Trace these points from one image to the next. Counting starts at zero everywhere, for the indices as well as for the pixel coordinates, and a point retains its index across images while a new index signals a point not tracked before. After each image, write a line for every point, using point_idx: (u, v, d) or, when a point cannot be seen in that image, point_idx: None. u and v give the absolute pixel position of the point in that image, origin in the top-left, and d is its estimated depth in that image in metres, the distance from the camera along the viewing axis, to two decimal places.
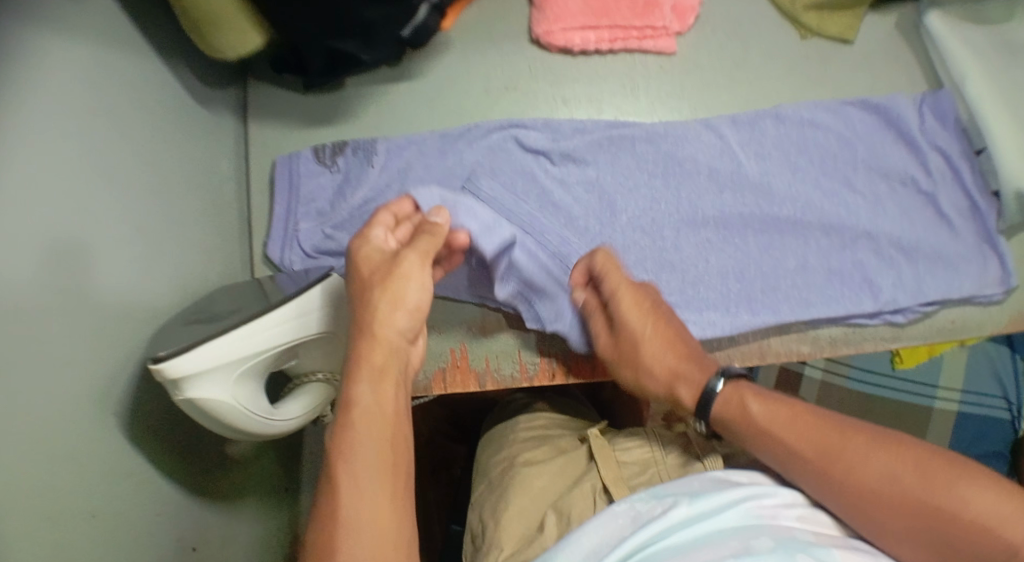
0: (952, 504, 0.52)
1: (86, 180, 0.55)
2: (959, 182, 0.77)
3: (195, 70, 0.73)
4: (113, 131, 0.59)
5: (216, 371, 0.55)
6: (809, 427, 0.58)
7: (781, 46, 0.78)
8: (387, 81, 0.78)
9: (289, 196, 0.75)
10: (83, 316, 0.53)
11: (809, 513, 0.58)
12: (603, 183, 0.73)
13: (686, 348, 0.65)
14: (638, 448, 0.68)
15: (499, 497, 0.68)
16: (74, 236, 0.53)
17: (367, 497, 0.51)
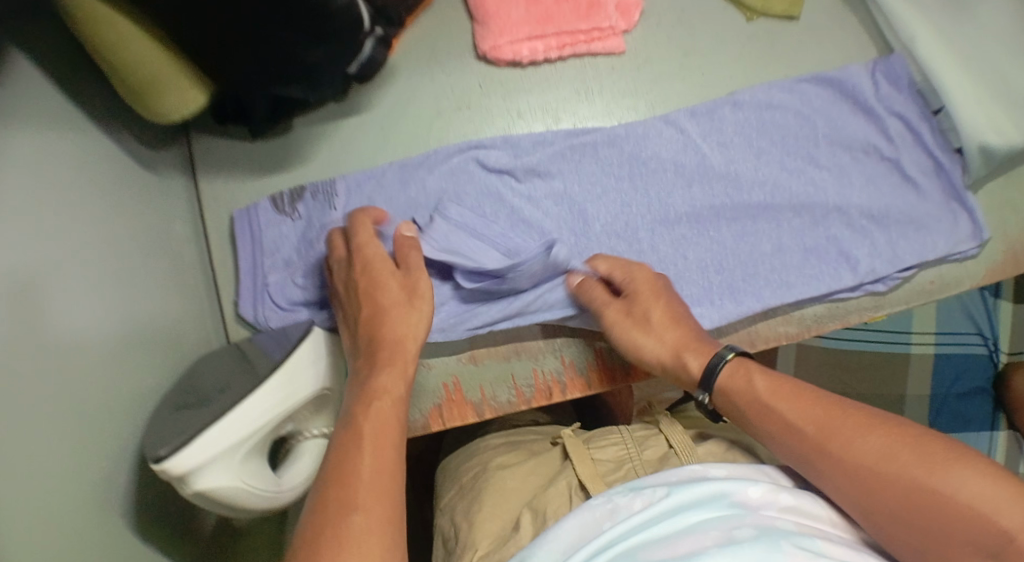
0: (943, 486, 0.46)
1: (41, 277, 0.52)
2: (920, 143, 0.77)
3: (134, 135, 0.69)
4: (60, 217, 0.55)
5: (218, 459, 0.55)
6: (809, 404, 0.53)
7: (729, 30, 0.77)
8: (334, 117, 0.75)
9: (252, 249, 0.73)
10: (56, 422, 0.50)
11: (795, 504, 0.51)
12: (572, 194, 0.72)
13: (694, 329, 0.64)
14: (613, 446, 0.66)
15: (471, 504, 0.66)
16: (37, 339, 0.50)
17: (386, 452, 0.52)
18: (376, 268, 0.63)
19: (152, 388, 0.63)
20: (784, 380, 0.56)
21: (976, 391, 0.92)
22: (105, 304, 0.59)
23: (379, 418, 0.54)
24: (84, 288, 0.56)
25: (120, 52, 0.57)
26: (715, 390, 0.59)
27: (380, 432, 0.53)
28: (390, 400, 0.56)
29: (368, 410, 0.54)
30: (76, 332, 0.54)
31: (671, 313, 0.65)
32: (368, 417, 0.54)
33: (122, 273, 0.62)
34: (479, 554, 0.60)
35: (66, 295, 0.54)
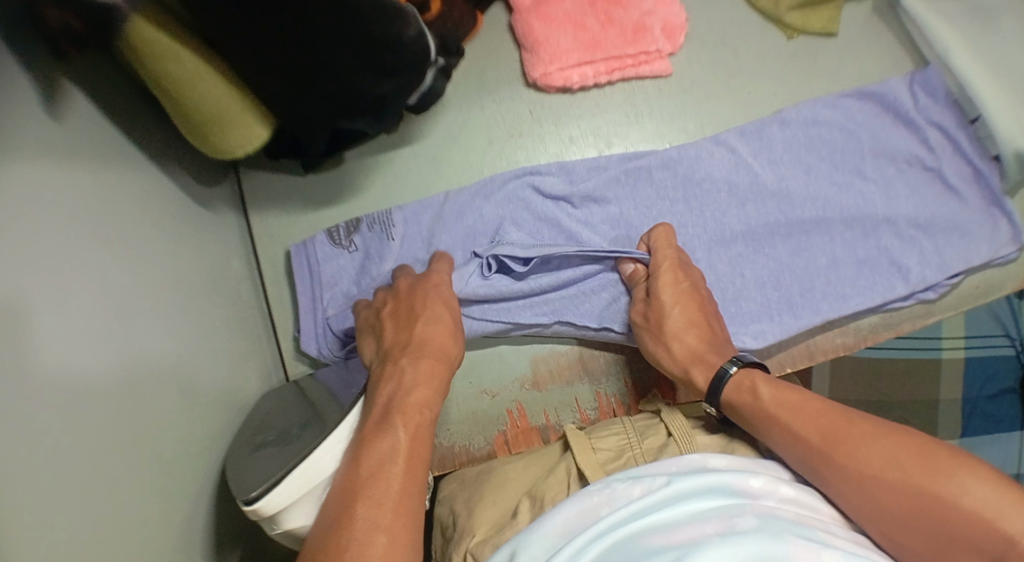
0: (948, 490, 0.48)
1: (107, 327, 0.51)
2: (960, 151, 0.78)
3: (192, 175, 0.69)
4: (123, 264, 0.55)
5: (308, 497, 0.54)
6: (819, 413, 0.55)
7: (770, 49, 0.78)
8: (387, 148, 0.76)
9: (311, 284, 0.73)
10: (123, 469, 0.50)
11: (795, 496, 0.53)
12: (628, 217, 0.73)
13: (709, 333, 0.65)
14: (614, 435, 0.63)
15: (472, 494, 0.64)
16: (101, 387, 0.49)
17: (413, 473, 0.53)
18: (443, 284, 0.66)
19: (219, 429, 0.63)
20: (797, 392, 0.57)
21: (1006, 391, 0.82)
22: (172, 347, 0.59)
23: (413, 434, 0.54)
24: (148, 332, 0.56)
25: (195, 92, 0.57)
26: (719, 401, 0.61)
27: (412, 447, 0.54)
28: (424, 414, 0.56)
29: (405, 420, 0.55)
30: (141, 377, 0.54)
31: (687, 320, 0.65)
32: (405, 429, 0.54)
33: (183, 313, 0.62)
34: (475, 540, 0.58)
35: (131, 338, 0.54)
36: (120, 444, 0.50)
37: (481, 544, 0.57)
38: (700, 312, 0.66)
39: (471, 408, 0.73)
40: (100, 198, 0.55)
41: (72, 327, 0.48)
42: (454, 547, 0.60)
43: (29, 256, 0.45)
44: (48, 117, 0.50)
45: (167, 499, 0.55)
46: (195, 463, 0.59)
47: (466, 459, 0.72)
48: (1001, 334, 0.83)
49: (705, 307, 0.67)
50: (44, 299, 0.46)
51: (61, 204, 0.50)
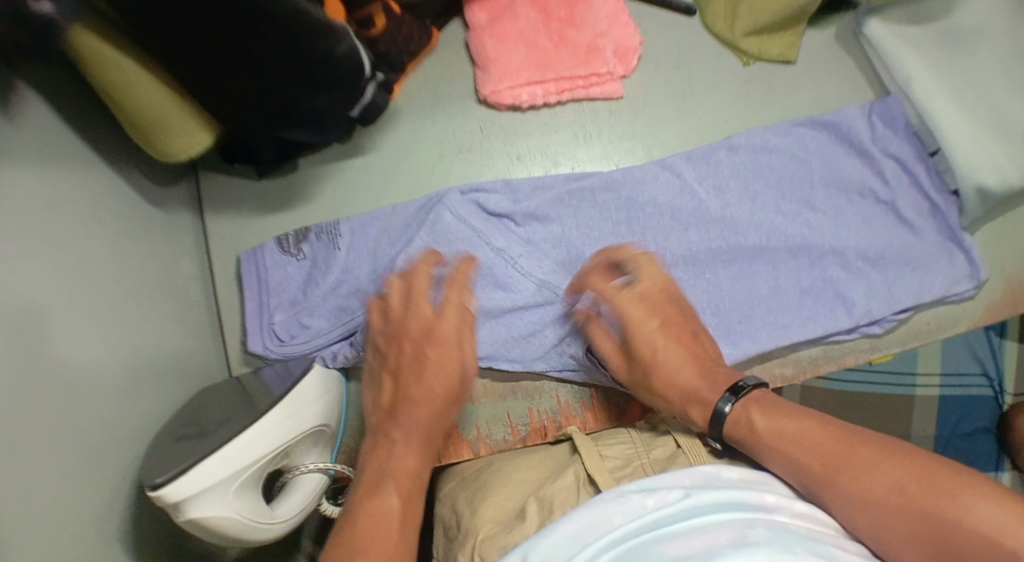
0: (955, 511, 0.48)
1: (55, 323, 0.54)
2: (916, 183, 0.78)
3: (146, 176, 0.71)
4: (70, 260, 0.57)
5: (212, 492, 0.56)
6: (821, 437, 0.55)
7: (726, 74, 0.78)
8: (339, 157, 0.77)
9: (258, 290, 0.75)
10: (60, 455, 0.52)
11: (808, 511, 0.54)
12: (570, 237, 0.73)
13: (702, 369, 0.63)
14: (620, 444, 0.64)
15: (473, 495, 0.63)
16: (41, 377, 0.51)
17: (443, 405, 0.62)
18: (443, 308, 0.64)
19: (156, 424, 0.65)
20: (791, 411, 0.58)
21: (980, 429, 0.80)
22: (113, 343, 0.61)
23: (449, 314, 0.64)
24: (92, 329, 0.58)
25: (135, 98, 0.59)
26: (722, 432, 0.59)
27: (443, 324, 0.64)
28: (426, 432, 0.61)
29: (446, 330, 0.63)
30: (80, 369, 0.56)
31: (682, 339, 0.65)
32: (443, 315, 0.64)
33: (130, 311, 0.64)
34: (480, 537, 0.57)
35: (75, 334, 0.56)
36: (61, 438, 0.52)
37: (487, 544, 0.56)
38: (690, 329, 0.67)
39: None
40: (50, 193, 0.56)
41: (19, 320, 0.50)
42: (458, 548, 0.59)
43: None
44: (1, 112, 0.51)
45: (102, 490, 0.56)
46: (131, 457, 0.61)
47: None
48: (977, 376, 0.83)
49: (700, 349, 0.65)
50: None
51: (11, 196, 0.51)
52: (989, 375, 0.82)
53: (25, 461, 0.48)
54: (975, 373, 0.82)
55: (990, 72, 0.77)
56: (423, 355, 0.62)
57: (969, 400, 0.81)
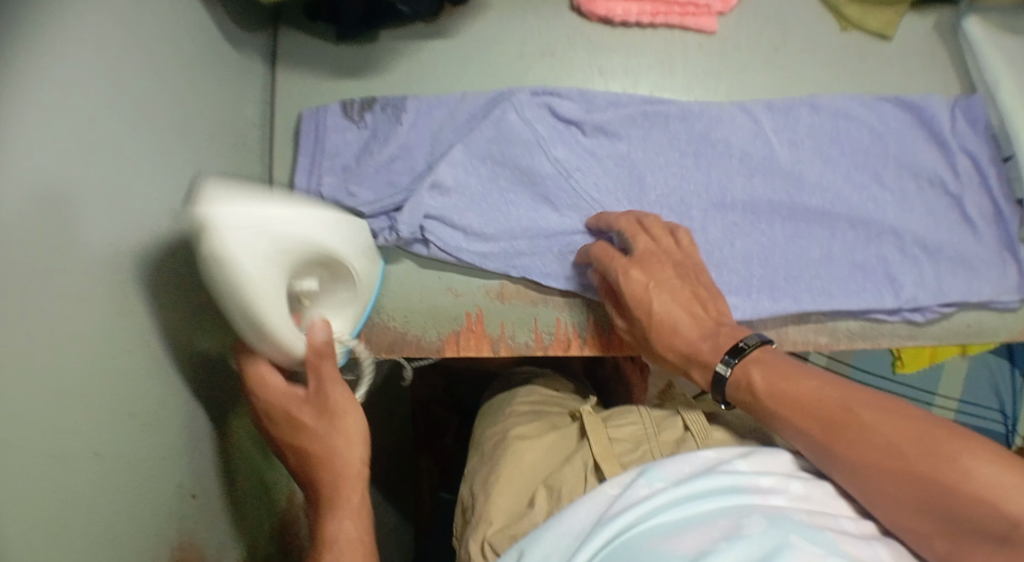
0: (953, 475, 0.51)
1: (118, 101, 0.52)
2: (984, 185, 0.78)
3: (225, 10, 0.70)
4: (145, 56, 0.55)
5: (258, 235, 0.53)
6: (816, 402, 0.58)
7: (821, 36, 0.77)
8: (421, 38, 0.76)
9: (314, 148, 0.75)
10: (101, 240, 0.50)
11: (805, 493, 0.59)
12: (635, 158, 0.73)
13: (703, 325, 0.66)
14: (631, 426, 0.76)
15: (488, 477, 0.75)
16: (96, 146, 0.49)
17: (353, 440, 0.62)
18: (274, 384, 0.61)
19: None
20: (795, 369, 0.60)
21: None
22: (169, 154, 0.59)
23: (281, 394, 0.61)
24: (152, 129, 0.56)
25: None
26: (728, 392, 0.63)
27: (288, 398, 0.61)
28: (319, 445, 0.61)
29: (292, 394, 0.62)
30: (133, 166, 0.54)
31: (690, 299, 0.67)
32: (270, 396, 0.61)
33: (186, 133, 0.62)
34: (494, 528, 0.70)
35: (141, 121, 0.55)
36: (107, 211, 0.50)
37: (500, 533, 0.69)
38: (700, 290, 0.67)
39: (432, 300, 0.73)
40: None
41: (79, 70, 0.47)
42: (473, 527, 0.72)
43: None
44: None
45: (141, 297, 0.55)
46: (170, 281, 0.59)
47: (414, 351, 0.73)
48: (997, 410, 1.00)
49: (702, 299, 0.67)
50: (62, 26, 0.46)
51: None
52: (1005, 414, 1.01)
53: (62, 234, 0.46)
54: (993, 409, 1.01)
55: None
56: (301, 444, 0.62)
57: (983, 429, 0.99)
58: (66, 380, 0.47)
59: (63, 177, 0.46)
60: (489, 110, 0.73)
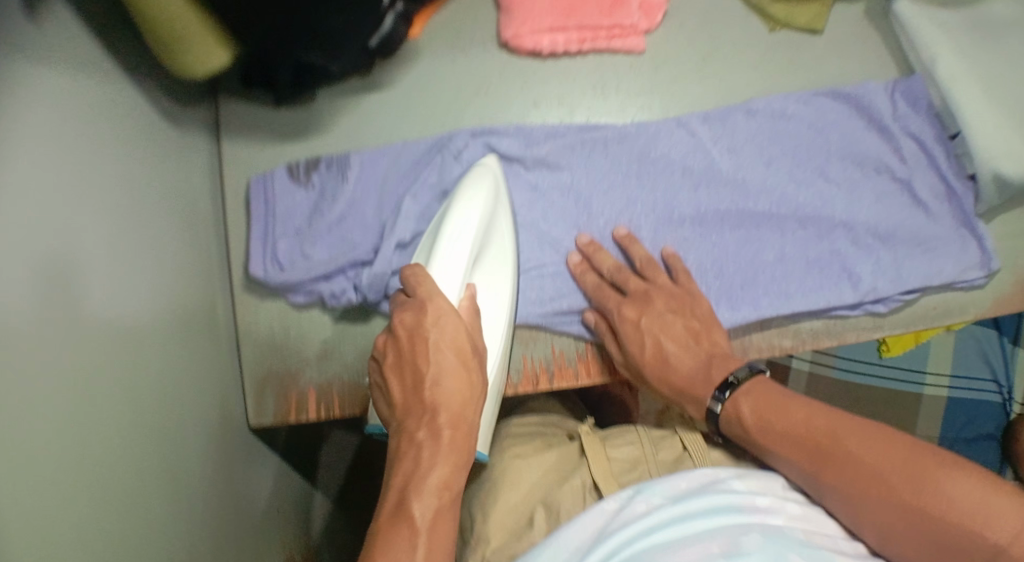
0: (935, 502, 0.53)
1: (71, 201, 0.52)
2: (933, 165, 0.78)
3: (161, 90, 0.70)
4: (90, 152, 0.56)
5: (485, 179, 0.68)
6: (806, 430, 0.59)
7: (752, 38, 0.77)
8: (355, 93, 0.78)
9: (265, 216, 0.76)
10: (71, 341, 0.50)
11: (802, 512, 0.60)
12: (579, 187, 0.73)
13: (693, 358, 0.67)
14: (629, 445, 0.69)
15: (484, 496, 0.69)
16: (58, 254, 0.50)
17: (453, 461, 0.55)
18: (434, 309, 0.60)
19: (166, 334, 0.64)
20: (783, 399, 0.62)
21: (985, 436, 0.96)
22: (128, 242, 0.60)
23: (447, 326, 0.59)
24: (107, 222, 0.57)
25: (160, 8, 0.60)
26: (721, 426, 0.64)
27: (447, 346, 0.58)
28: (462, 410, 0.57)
29: (444, 362, 0.58)
30: (92, 266, 0.54)
31: (687, 334, 0.68)
32: (438, 329, 0.59)
33: (138, 218, 0.63)
34: (492, 547, 0.64)
35: (96, 218, 0.56)
36: (76, 313, 0.51)
37: (498, 554, 0.63)
38: (698, 324, 0.69)
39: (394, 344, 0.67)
40: (74, 75, 0.55)
41: (31, 181, 0.48)
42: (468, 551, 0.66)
43: (11, 98, 0.46)
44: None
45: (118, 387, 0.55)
46: (147, 365, 0.60)
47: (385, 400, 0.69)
48: (989, 379, 0.98)
49: (693, 332, 0.68)
50: (18, 142, 0.47)
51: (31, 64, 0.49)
52: (1000, 383, 0.98)
53: (36, 341, 0.46)
54: (987, 380, 0.98)
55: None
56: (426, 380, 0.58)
57: (977, 402, 0.98)
58: (63, 484, 0.47)
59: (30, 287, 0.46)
60: (431, 157, 0.74)
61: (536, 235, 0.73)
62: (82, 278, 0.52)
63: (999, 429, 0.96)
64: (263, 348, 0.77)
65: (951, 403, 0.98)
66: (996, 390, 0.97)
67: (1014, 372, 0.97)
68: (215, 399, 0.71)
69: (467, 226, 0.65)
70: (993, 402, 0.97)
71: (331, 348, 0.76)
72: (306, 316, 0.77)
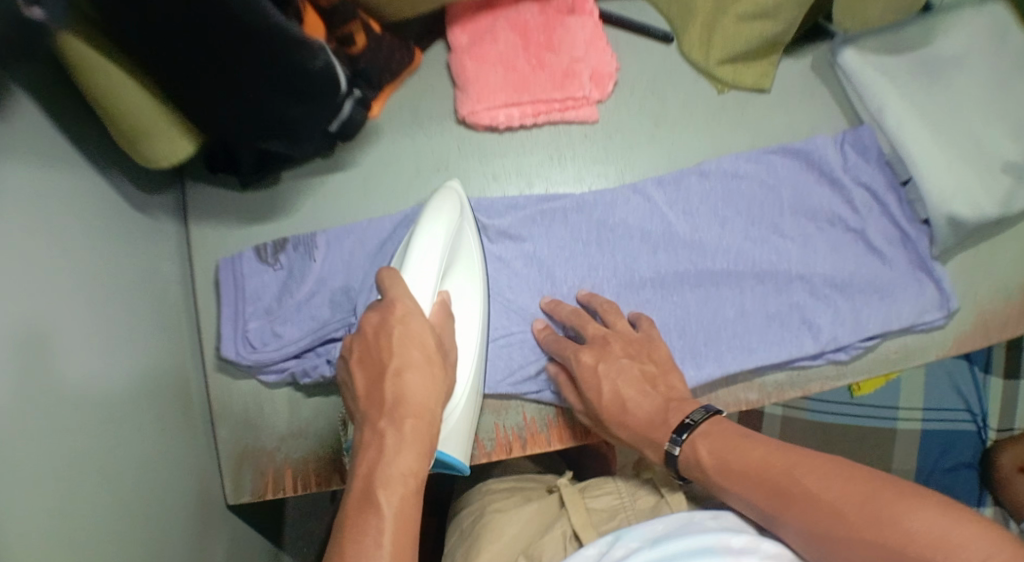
0: (897, 537, 0.49)
1: (46, 308, 0.54)
2: (886, 212, 0.79)
3: (130, 180, 0.72)
4: (61, 254, 0.57)
5: (449, 202, 0.69)
6: (760, 468, 0.56)
7: (700, 101, 0.81)
8: (320, 172, 0.80)
9: (235, 296, 0.76)
10: (49, 444, 0.50)
11: (779, 552, 0.55)
12: (541, 256, 0.75)
13: (653, 402, 0.65)
14: (607, 495, 0.70)
15: (467, 553, 0.68)
16: (33, 360, 0.51)
17: (419, 449, 0.53)
18: (401, 312, 0.58)
19: (145, 421, 0.65)
20: (739, 440, 0.59)
21: (963, 465, 0.98)
22: (104, 336, 0.61)
23: (414, 324, 0.58)
24: (82, 321, 0.59)
25: (122, 101, 0.60)
26: (682, 470, 0.62)
27: (411, 342, 0.57)
28: (429, 403, 0.56)
29: (410, 355, 0.57)
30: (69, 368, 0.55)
31: (643, 377, 0.67)
32: (403, 325, 0.58)
33: (112, 310, 0.64)
34: None
35: (71, 319, 0.57)
36: (53, 415, 0.52)
37: None
38: (654, 368, 0.68)
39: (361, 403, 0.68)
40: (41, 172, 0.56)
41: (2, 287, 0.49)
42: None
43: None
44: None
45: (99, 482, 0.56)
46: (127, 455, 0.61)
47: None
48: (964, 410, 1.00)
49: (651, 374, 0.67)
50: None
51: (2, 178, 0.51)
52: (973, 411, 1.00)
53: (15, 450, 0.47)
54: (961, 410, 1.00)
55: (973, 108, 0.80)
56: (389, 370, 0.56)
57: (952, 432, 0.99)
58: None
59: (9, 397, 0.47)
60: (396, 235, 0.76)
61: (502, 305, 0.74)
62: (56, 377, 0.53)
63: (977, 456, 0.98)
64: (238, 427, 0.78)
65: (926, 434, 0.99)
66: (970, 418, 1.00)
67: (985, 400, 0.99)
68: (193, 480, 0.71)
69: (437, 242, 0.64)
70: (969, 430, 0.99)
71: (305, 426, 0.78)
72: (279, 392, 0.78)
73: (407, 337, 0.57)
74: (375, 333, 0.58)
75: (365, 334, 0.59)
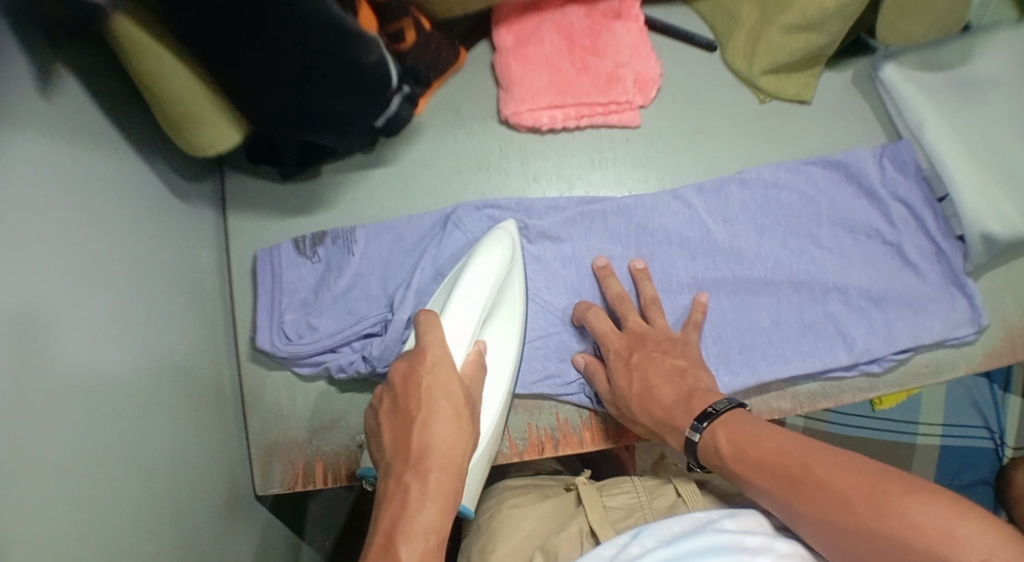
0: (899, 527, 0.49)
1: (89, 292, 0.54)
2: (922, 227, 0.79)
3: (174, 168, 0.72)
4: (104, 239, 0.58)
5: (502, 242, 0.70)
6: (774, 457, 0.57)
7: (739, 109, 0.81)
8: (361, 167, 0.81)
9: (272, 288, 0.77)
10: (87, 425, 0.51)
11: (791, 551, 0.57)
12: (580, 256, 0.76)
13: (682, 392, 0.65)
14: (624, 494, 0.69)
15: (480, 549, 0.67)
16: (73, 341, 0.51)
17: (442, 501, 0.52)
18: (431, 362, 0.59)
19: (179, 407, 0.65)
20: (757, 429, 0.59)
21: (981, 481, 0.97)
22: (142, 322, 0.62)
23: (442, 374, 0.58)
24: (123, 306, 0.59)
25: (171, 90, 0.60)
26: (702, 459, 0.62)
27: (439, 394, 0.57)
28: (456, 457, 0.55)
29: (436, 406, 0.56)
30: (107, 351, 0.55)
31: (673, 370, 0.67)
32: (432, 374, 0.58)
33: (150, 295, 0.64)
34: None
35: (112, 303, 0.58)
36: (91, 397, 0.52)
37: None
38: (684, 361, 0.68)
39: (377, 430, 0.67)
40: (86, 156, 0.57)
41: (41, 265, 0.49)
42: None
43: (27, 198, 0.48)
44: (46, 97, 0.52)
45: (134, 464, 0.56)
46: (161, 439, 0.61)
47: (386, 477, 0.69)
48: (981, 425, 1.00)
49: (680, 365, 0.68)
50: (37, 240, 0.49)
51: (50, 162, 0.51)
52: (991, 428, 0.99)
53: (53, 431, 0.47)
54: (979, 427, 1.00)
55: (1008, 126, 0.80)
56: (415, 422, 0.56)
57: (970, 447, 0.99)
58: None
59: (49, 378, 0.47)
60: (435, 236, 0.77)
61: (542, 306, 0.75)
62: (96, 358, 0.54)
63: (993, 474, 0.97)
64: (271, 417, 0.78)
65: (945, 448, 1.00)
66: (988, 435, 0.99)
67: (1003, 418, 0.99)
68: (225, 469, 0.72)
69: (487, 277, 0.66)
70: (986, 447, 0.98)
71: (335, 417, 0.78)
72: (314, 384, 0.79)
73: (435, 387, 0.58)
74: (403, 385, 0.59)
75: (396, 386, 0.59)
